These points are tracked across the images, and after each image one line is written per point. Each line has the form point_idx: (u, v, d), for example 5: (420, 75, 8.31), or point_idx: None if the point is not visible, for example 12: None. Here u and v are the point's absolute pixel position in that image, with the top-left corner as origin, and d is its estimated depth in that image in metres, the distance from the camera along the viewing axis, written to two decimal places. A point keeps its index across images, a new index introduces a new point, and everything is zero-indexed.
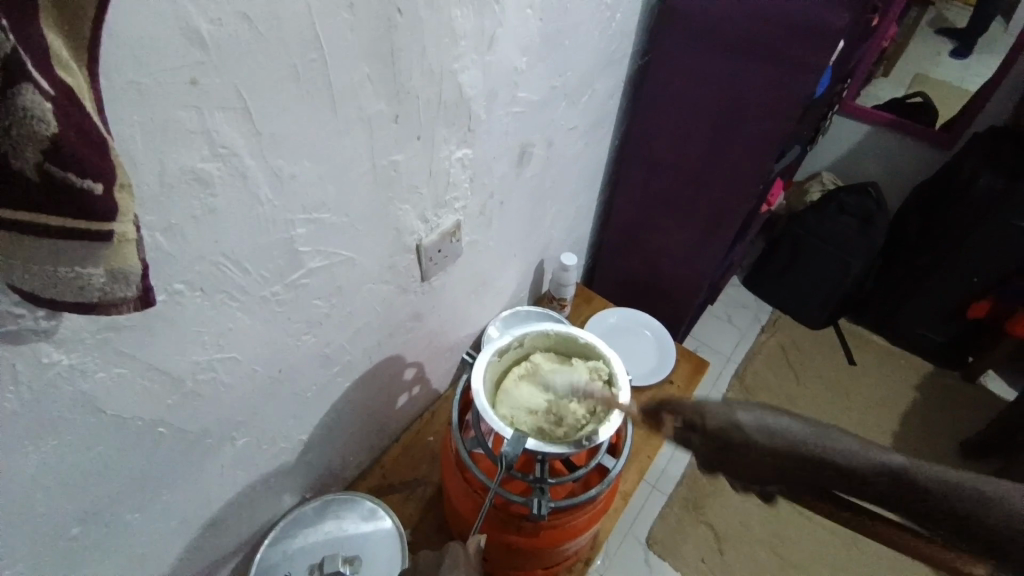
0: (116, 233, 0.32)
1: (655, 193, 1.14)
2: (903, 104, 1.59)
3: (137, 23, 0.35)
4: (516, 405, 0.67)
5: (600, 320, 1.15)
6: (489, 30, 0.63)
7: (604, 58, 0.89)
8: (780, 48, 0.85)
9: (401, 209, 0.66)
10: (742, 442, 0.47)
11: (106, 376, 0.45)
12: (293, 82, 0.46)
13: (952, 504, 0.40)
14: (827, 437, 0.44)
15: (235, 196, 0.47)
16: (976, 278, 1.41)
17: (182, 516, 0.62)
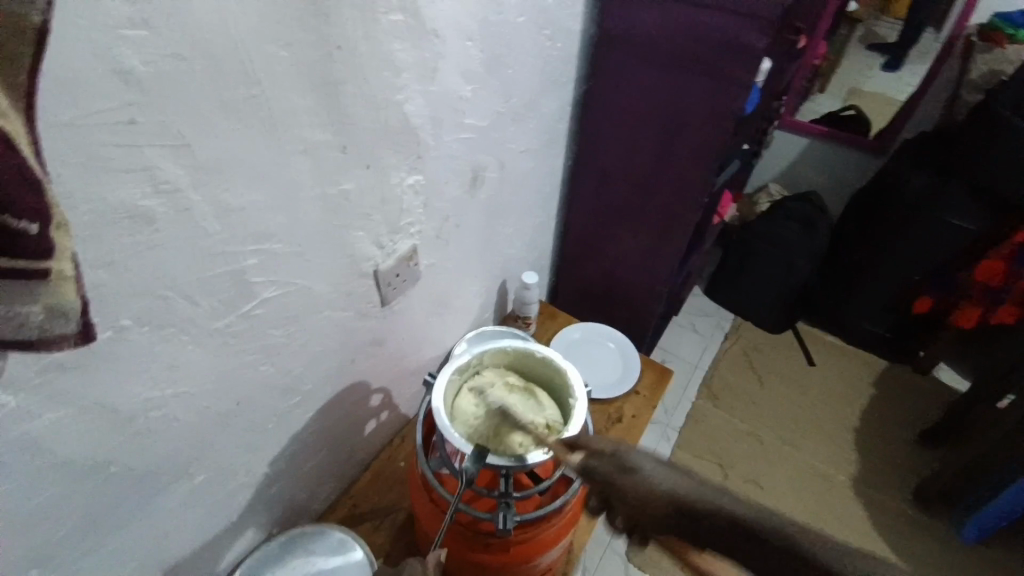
0: (52, 272, 0.33)
1: (607, 208, 1.18)
2: (838, 117, 1.70)
3: (71, 69, 0.36)
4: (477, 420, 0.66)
5: (565, 335, 1.18)
6: (431, 61, 0.66)
7: (547, 83, 0.94)
8: (709, 66, 0.91)
9: (354, 235, 0.68)
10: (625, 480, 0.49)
11: (53, 417, 0.45)
12: (235, 118, 0.48)
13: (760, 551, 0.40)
14: (718, 494, 0.44)
15: (179, 229, 0.48)
16: (917, 275, 1.49)
17: (139, 559, 0.61)
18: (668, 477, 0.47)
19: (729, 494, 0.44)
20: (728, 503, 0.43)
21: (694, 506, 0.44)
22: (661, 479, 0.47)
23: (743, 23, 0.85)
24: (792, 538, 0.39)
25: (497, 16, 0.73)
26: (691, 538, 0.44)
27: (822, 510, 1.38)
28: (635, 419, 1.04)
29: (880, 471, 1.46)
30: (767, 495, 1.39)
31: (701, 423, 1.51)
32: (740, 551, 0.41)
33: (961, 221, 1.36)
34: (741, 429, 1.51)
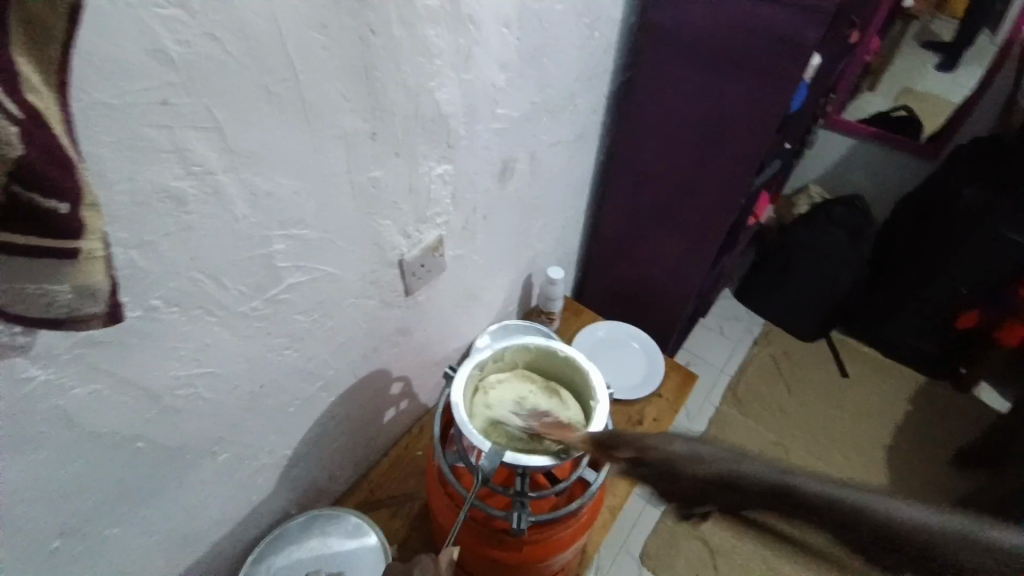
0: (82, 251, 0.33)
1: (639, 206, 1.16)
2: (888, 117, 1.61)
3: (107, 48, 0.36)
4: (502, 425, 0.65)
5: (589, 333, 1.16)
6: (465, 48, 0.64)
7: (584, 74, 0.91)
8: (756, 64, 0.88)
9: (382, 223, 0.67)
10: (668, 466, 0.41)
11: (84, 392, 0.46)
12: (266, 101, 0.47)
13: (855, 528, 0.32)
14: (786, 471, 0.36)
15: (210, 213, 0.48)
16: (964, 289, 1.42)
17: (163, 533, 0.62)
18: (816, 490, 0.34)
19: (815, 475, 0.35)
20: (804, 478, 0.35)
21: (871, 525, 0.32)
22: (803, 483, 0.35)
23: (797, 18, 0.82)
24: (893, 518, 0.31)
25: (535, 3, 0.71)
26: (771, 521, 0.35)
27: None
28: (656, 422, 1.02)
29: (911, 489, 1.40)
30: None
31: (725, 428, 1.47)
32: (862, 550, 0.32)
33: (1009, 232, 1.29)
34: (767, 438, 1.47)
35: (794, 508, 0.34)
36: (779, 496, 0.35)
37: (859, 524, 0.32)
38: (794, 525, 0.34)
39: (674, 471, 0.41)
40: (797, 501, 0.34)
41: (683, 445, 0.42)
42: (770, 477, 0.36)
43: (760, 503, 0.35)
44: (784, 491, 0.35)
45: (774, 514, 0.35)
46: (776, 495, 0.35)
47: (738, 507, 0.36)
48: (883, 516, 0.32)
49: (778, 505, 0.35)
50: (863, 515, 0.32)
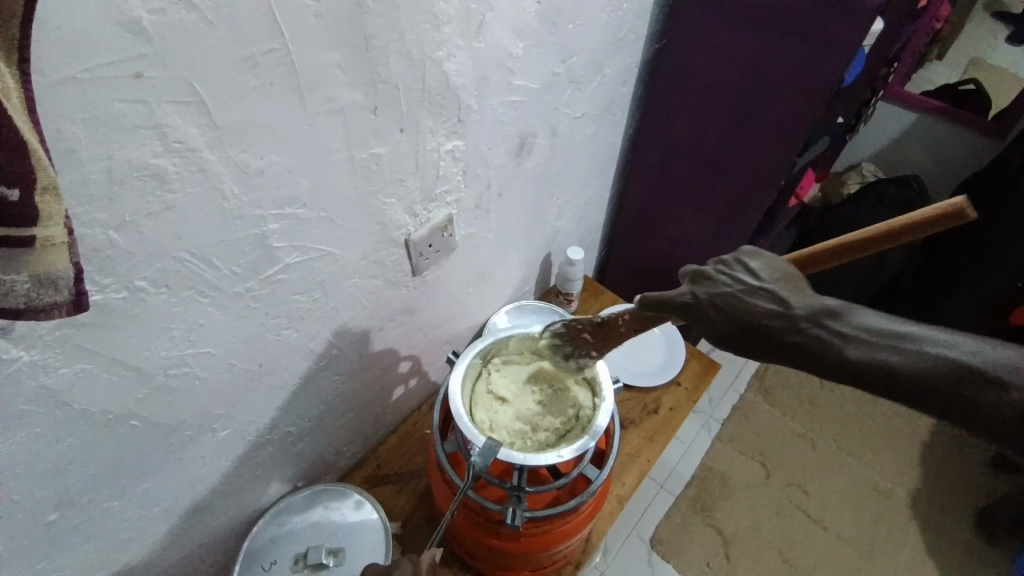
0: (38, 238, 0.31)
1: (668, 184, 1.09)
2: (954, 91, 1.47)
3: (70, 15, 0.33)
4: (512, 423, 0.66)
5: (608, 316, 1.11)
6: (477, 14, 0.59)
7: (613, 42, 0.84)
8: (808, 29, 0.79)
9: (386, 202, 0.64)
10: (756, 317, 0.47)
11: (71, 371, 0.45)
12: (253, 73, 0.44)
13: (973, 394, 0.40)
14: (920, 343, 0.42)
15: (194, 190, 0.46)
16: (1021, 282, 1.31)
17: (164, 503, 0.63)
18: (954, 342, 0.42)
19: (913, 331, 0.43)
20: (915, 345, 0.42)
21: (984, 375, 0.40)
22: (916, 345, 0.42)
23: None
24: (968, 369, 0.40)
25: None
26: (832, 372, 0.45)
27: (870, 524, 1.29)
28: (673, 411, 0.99)
29: (942, 490, 1.34)
30: (811, 501, 1.31)
31: (748, 417, 1.43)
32: (927, 401, 0.42)
33: None
34: (792, 429, 1.42)
35: (847, 354, 0.44)
36: (902, 345, 0.43)
37: (997, 383, 0.40)
38: (891, 362, 0.42)
39: (743, 312, 0.48)
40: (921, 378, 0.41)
41: (763, 283, 0.48)
42: (937, 348, 0.42)
43: (851, 350, 0.44)
44: (865, 332, 0.44)
45: (868, 357, 0.43)
46: (882, 355, 0.43)
47: (901, 366, 0.42)
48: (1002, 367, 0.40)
49: (901, 358, 0.42)
50: (934, 360, 0.41)
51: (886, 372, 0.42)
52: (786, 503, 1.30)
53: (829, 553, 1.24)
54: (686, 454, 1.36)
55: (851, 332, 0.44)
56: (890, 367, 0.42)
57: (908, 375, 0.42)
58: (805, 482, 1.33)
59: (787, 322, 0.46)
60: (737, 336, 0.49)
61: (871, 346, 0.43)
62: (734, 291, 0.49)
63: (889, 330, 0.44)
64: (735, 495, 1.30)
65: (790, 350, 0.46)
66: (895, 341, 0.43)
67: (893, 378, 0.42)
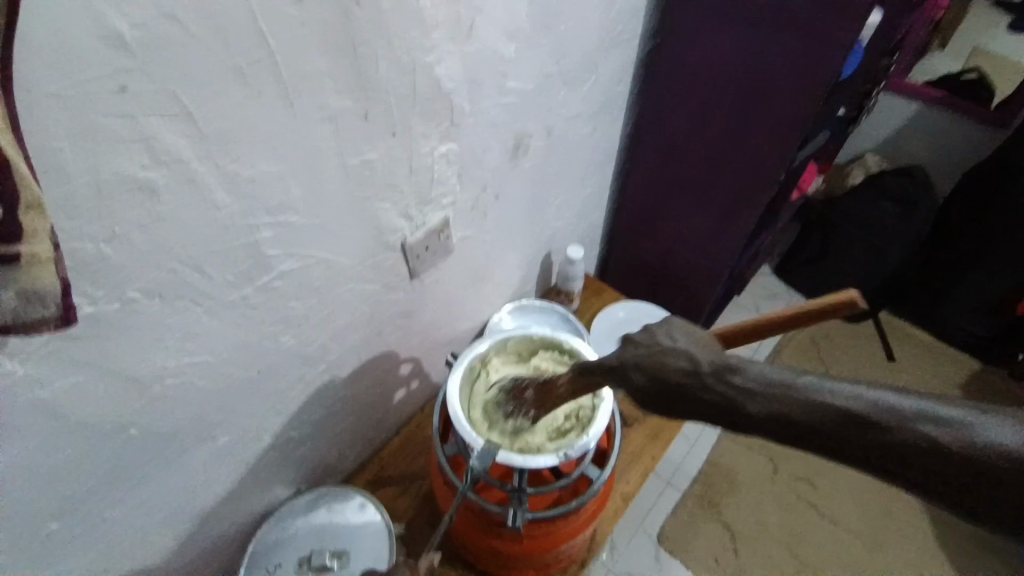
0: (24, 254, 0.32)
1: (667, 183, 1.08)
2: (958, 81, 1.44)
3: (50, 31, 0.33)
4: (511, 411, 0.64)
5: (609, 314, 1.11)
6: (467, 16, 0.58)
7: (609, 38, 0.83)
8: (800, 27, 0.78)
9: (380, 207, 0.64)
10: (665, 373, 0.47)
11: (67, 383, 0.46)
12: (239, 83, 0.44)
13: (883, 442, 0.39)
14: (828, 393, 0.41)
15: (184, 201, 0.46)
16: None
17: (166, 510, 0.63)
18: (850, 393, 0.40)
19: (819, 380, 0.42)
20: (826, 394, 0.41)
21: (879, 424, 0.39)
22: (810, 396, 0.41)
23: None
24: (876, 416, 0.39)
25: None
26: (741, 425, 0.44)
27: (880, 518, 1.28)
28: None
29: None
30: (819, 496, 1.30)
31: None
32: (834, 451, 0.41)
33: None
34: None
35: (751, 411, 0.43)
36: (800, 397, 0.41)
37: (897, 427, 0.39)
38: (788, 416, 0.41)
39: (662, 369, 0.47)
40: (828, 431, 0.40)
41: (676, 343, 0.47)
42: (834, 399, 0.40)
43: (754, 407, 0.43)
44: (765, 388, 0.43)
45: (770, 413, 0.42)
46: (783, 410, 0.42)
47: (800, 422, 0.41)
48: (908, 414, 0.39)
49: (799, 412, 0.41)
50: (834, 415, 0.40)
51: (792, 426, 0.41)
52: (793, 498, 1.29)
53: (838, 548, 1.23)
54: (692, 450, 1.35)
55: (758, 387, 0.43)
56: (790, 421, 0.41)
57: (806, 428, 0.41)
58: (812, 477, 1.32)
59: (694, 380, 0.45)
60: (649, 393, 0.48)
61: (772, 402, 0.42)
62: (650, 350, 0.48)
63: (786, 390, 0.42)
64: (742, 491, 1.30)
65: (697, 406, 0.45)
66: (797, 394, 0.42)
67: (794, 431, 0.41)
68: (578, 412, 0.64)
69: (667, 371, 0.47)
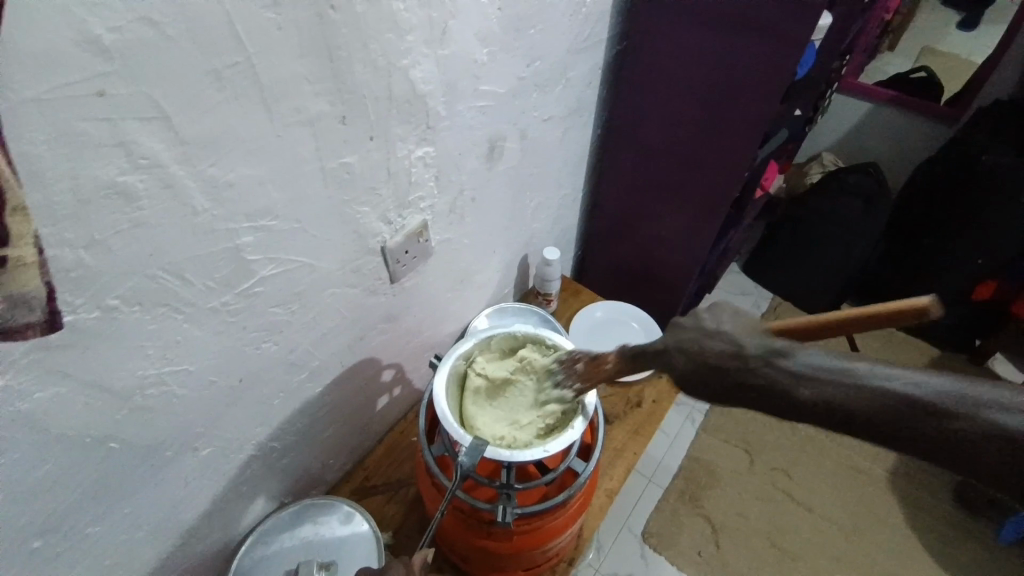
0: (10, 258, 0.32)
1: (640, 181, 1.12)
2: (908, 79, 1.54)
3: (27, 33, 0.33)
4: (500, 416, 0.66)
5: (587, 314, 1.13)
6: (441, 21, 0.60)
7: (576, 44, 0.86)
8: (760, 26, 0.82)
9: (360, 210, 0.65)
10: (710, 360, 0.48)
11: (46, 396, 0.45)
12: (218, 86, 0.44)
13: (943, 429, 0.38)
14: (884, 375, 0.40)
15: (165, 206, 0.45)
16: (981, 259, 1.35)
17: (148, 527, 0.62)
18: (909, 380, 0.40)
19: (881, 367, 0.41)
20: (885, 380, 0.40)
21: (933, 408, 0.38)
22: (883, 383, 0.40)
23: None
24: (938, 404, 0.38)
25: None
26: (791, 410, 0.43)
27: (853, 502, 1.32)
28: (656, 403, 1.00)
29: (918, 464, 1.38)
30: (796, 484, 1.34)
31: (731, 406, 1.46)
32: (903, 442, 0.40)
33: None
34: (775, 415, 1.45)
35: (836, 398, 0.41)
36: (853, 382, 0.41)
37: (957, 413, 0.38)
38: (845, 402, 0.41)
39: (705, 354, 0.48)
40: (895, 418, 0.39)
41: (721, 328, 0.49)
42: (892, 386, 0.40)
43: (805, 391, 0.43)
44: (816, 372, 0.43)
45: (823, 398, 0.42)
46: (861, 392, 0.41)
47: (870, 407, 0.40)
48: (979, 403, 0.37)
49: (868, 396, 0.40)
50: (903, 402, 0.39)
51: (852, 410, 0.41)
52: (771, 488, 1.33)
53: (815, 534, 1.27)
54: (672, 446, 1.38)
55: (809, 371, 0.43)
56: (845, 407, 0.41)
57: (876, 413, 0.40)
58: (788, 466, 1.37)
59: (741, 363, 0.46)
60: (700, 380, 0.49)
61: (823, 387, 0.42)
62: (698, 336, 0.50)
63: (863, 377, 0.41)
64: (722, 484, 1.33)
65: (754, 393, 0.45)
66: (848, 379, 0.41)
67: (862, 412, 0.40)
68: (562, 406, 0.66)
69: (717, 352, 0.48)
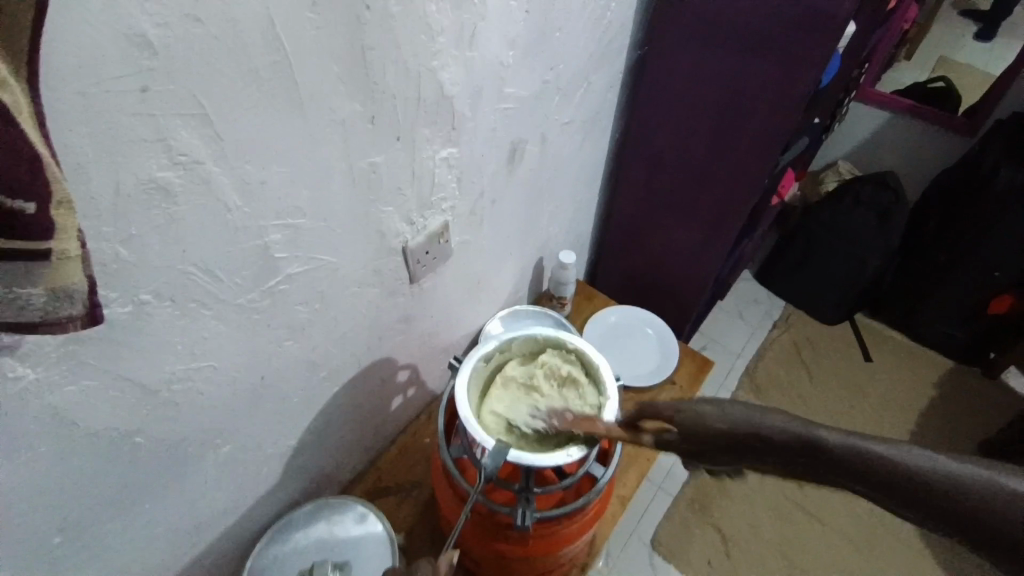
0: (55, 252, 0.32)
1: (654, 190, 1.11)
2: (925, 89, 1.53)
3: (77, 31, 0.34)
4: (517, 406, 0.65)
5: (601, 319, 1.13)
6: (470, 24, 0.60)
7: (599, 49, 0.86)
8: (783, 37, 0.82)
9: (384, 211, 0.65)
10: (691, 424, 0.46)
11: (76, 389, 0.45)
12: (256, 86, 0.45)
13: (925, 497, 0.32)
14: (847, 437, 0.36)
15: (199, 203, 0.46)
16: (998, 272, 1.35)
17: (167, 522, 0.62)
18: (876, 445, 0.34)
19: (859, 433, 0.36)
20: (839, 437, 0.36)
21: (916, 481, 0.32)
22: (844, 438, 0.36)
23: None
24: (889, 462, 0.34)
25: None
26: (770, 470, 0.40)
27: (864, 515, 1.31)
28: None
29: None
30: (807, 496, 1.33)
31: None
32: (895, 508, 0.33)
33: None
34: None
35: (825, 443, 0.36)
36: (830, 449, 0.36)
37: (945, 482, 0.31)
38: (823, 466, 0.36)
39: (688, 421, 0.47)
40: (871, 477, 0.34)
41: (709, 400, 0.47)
42: (882, 450, 0.34)
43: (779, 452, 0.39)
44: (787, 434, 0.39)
45: (795, 458, 0.38)
46: (823, 442, 0.37)
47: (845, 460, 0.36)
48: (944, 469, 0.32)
49: (836, 452, 0.36)
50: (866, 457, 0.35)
51: (819, 458, 0.37)
52: (781, 499, 1.32)
53: (825, 546, 1.26)
54: None
55: (782, 432, 0.39)
56: (823, 472, 0.36)
57: (848, 467, 0.35)
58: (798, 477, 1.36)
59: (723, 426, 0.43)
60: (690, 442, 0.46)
61: (797, 449, 0.38)
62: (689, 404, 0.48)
63: (814, 434, 0.37)
64: (732, 493, 1.32)
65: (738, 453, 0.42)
66: (819, 445, 0.37)
67: (829, 462, 0.36)
68: (582, 408, 0.65)
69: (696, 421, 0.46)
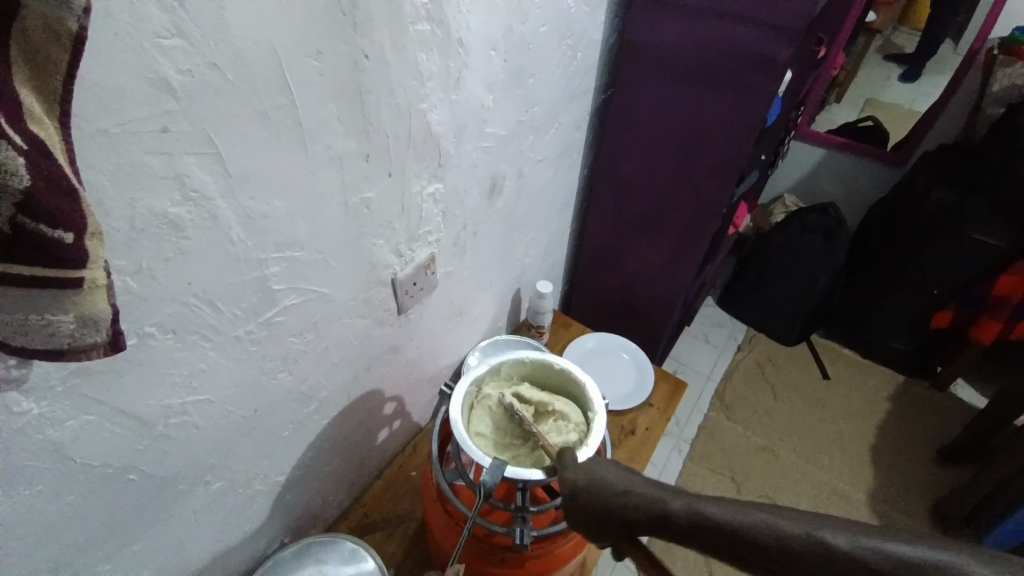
0: (85, 279, 0.33)
1: (623, 219, 1.18)
2: (855, 127, 1.68)
3: (107, 77, 0.36)
4: (506, 424, 0.67)
5: (579, 345, 1.17)
6: (455, 70, 0.66)
7: (567, 92, 0.93)
8: (733, 81, 0.91)
9: (375, 243, 0.68)
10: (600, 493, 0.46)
11: (77, 423, 0.45)
12: (263, 126, 0.48)
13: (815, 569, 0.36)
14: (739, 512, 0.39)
15: (206, 236, 0.48)
16: (936, 289, 1.47)
17: (154, 566, 0.60)
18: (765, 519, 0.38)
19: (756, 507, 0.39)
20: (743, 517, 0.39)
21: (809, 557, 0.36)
22: (772, 523, 0.38)
23: (768, 39, 0.84)
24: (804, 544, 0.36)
25: (521, 26, 0.73)
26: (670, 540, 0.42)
27: None
28: (650, 431, 1.03)
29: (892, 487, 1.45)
30: None
31: (715, 435, 1.50)
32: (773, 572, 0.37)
33: (982, 236, 1.35)
34: (757, 442, 1.49)
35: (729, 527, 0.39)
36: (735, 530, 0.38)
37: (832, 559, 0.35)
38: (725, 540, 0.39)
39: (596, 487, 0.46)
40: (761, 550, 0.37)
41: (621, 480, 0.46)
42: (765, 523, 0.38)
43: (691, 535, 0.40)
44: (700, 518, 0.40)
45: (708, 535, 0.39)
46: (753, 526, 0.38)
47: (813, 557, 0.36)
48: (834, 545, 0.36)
49: (761, 536, 0.37)
50: (818, 548, 0.36)
51: (746, 542, 0.38)
52: None
53: None
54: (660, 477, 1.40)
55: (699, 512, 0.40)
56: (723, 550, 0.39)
57: (792, 555, 0.36)
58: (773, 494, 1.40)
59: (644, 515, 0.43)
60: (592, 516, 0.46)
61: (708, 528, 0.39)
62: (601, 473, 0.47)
63: (734, 519, 0.39)
64: None
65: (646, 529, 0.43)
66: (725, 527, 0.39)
67: (755, 544, 0.38)
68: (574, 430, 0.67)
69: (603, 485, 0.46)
